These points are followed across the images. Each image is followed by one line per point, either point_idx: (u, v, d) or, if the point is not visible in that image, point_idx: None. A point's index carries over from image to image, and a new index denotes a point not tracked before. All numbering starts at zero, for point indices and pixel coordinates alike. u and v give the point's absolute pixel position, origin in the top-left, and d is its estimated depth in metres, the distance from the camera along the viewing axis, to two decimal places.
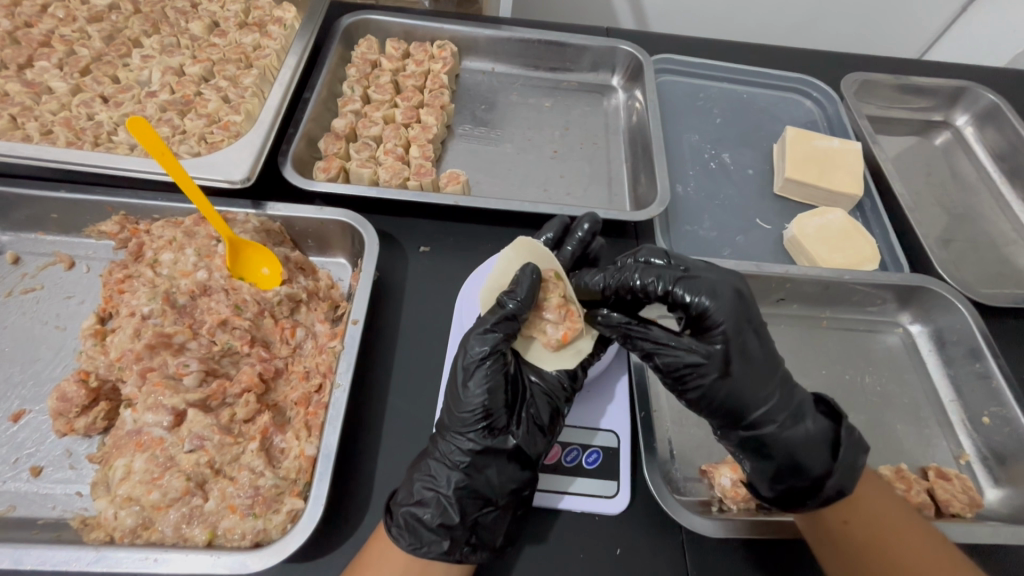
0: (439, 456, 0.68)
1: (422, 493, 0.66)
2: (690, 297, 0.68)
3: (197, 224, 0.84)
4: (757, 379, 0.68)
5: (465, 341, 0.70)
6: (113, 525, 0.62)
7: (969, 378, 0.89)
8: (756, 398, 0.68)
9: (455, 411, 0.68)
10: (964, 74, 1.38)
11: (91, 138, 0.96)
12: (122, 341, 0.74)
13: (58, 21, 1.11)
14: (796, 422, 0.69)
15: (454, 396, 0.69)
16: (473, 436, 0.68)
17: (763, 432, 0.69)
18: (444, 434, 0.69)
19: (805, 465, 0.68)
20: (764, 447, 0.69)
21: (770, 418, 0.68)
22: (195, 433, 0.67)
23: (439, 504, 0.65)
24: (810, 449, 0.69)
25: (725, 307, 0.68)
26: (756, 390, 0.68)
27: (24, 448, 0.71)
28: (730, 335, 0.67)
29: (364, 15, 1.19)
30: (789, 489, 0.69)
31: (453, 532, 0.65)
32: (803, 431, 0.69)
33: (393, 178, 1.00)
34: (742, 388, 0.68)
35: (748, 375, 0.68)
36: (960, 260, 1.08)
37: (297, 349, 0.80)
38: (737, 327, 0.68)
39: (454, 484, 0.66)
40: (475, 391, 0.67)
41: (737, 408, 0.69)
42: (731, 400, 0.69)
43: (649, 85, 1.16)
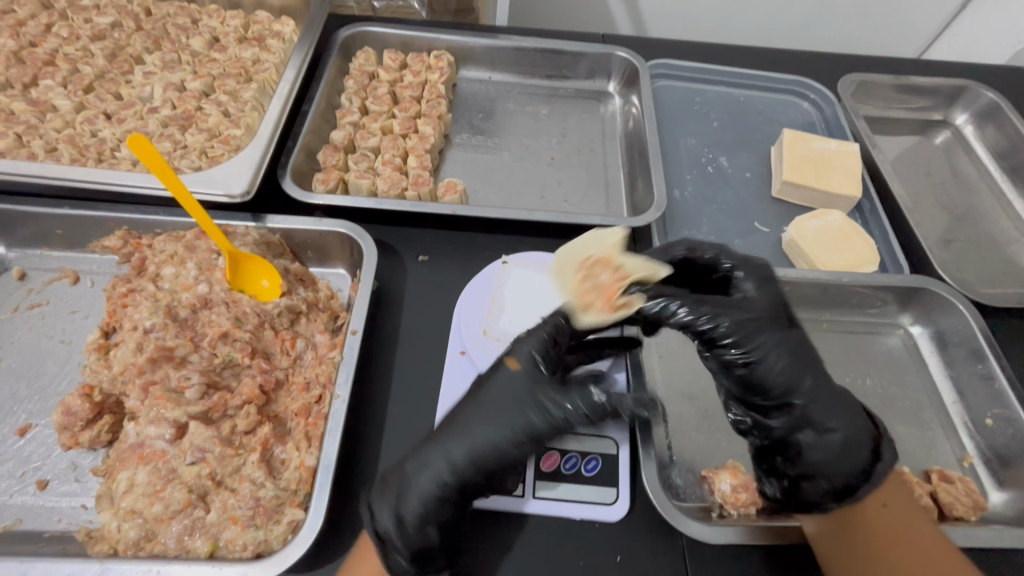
0: (437, 475, 0.65)
1: (411, 504, 0.64)
2: (738, 273, 0.75)
3: (198, 237, 0.85)
4: (806, 347, 0.71)
5: (503, 390, 0.68)
6: (117, 537, 0.63)
7: (972, 380, 0.89)
8: (812, 378, 0.69)
9: (473, 452, 0.65)
10: (962, 73, 1.37)
11: (95, 155, 0.97)
12: (125, 355, 0.75)
13: (62, 41, 1.14)
14: (844, 408, 0.69)
15: (475, 439, 0.66)
16: (476, 483, 0.66)
17: (817, 410, 0.68)
18: (451, 445, 0.66)
19: (860, 444, 0.68)
20: (812, 427, 0.68)
21: (822, 399, 0.68)
22: (197, 446, 0.68)
23: (433, 522, 0.64)
24: (860, 439, 0.68)
25: (773, 288, 0.74)
26: (810, 373, 0.69)
27: (31, 461, 0.72)
28: (776, 307, 0.72)
29: (362, 27, 1.20)
30: (839, 472, 0.67)
31: (431, 549, 0.64)
32: (854, 420, 0.69)
33: (391, 188, 1.00)
34: (799, 365, 0.69)
35: (799, 347, 0.70)
36: (961, 260, 1.08)
37: (298, 360, 0.81)
38: (784, 305, 0.73)
39: (449, 510, 0.65)
40: (500, 443, 0.65)
41: (795, 374, 0.68)
42: (788, 361, 0.68)
43: (645, 90, 1.16)
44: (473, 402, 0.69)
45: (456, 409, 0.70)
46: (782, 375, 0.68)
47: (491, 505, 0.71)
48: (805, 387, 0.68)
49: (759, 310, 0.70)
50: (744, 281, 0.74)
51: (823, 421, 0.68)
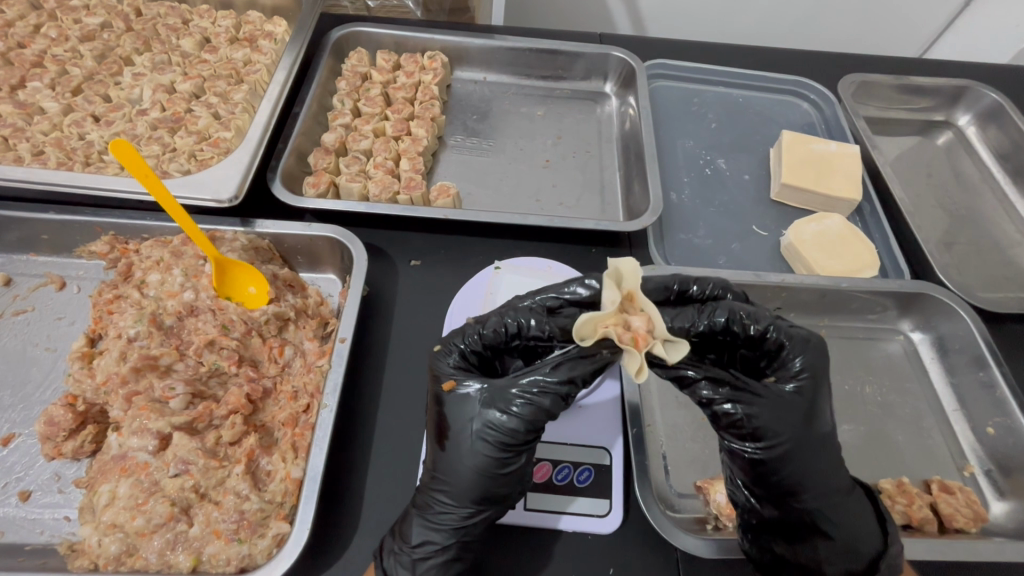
0: (429, 516, 0.65)
1: (407, 537, 0.65)
2: (786, 356, 0.67)
3: (184, 243, 0.84)
4: (823, 443, 0.65)
5: (459, 409, 0.66)
6: (98, 552, 0.62)
7: (973, 387, 0.87)
8: (828, 473, 0.65)
9: (453, 478, 0.65)
10: (965, 72, 1.35)
11: (81, 158, 0.96)
12: (109, 364, 0.74)
13: (50, 42, 1.12)
14: (854, 504, 0.66)
15: (452, 464, 0.65)
16: (463, 504, 0.64)
17: (825, 507, 0.64)
18: (439, 486, 0.65)
19: (862, 545, 0.65)
20: (814, 520, 0.65)
21: (833, 496, 0.65)
22: (180, 457, 0.67)
23: (429, 562, 0.64)
24: (865, 534, 0.65)
25: (819, 376, 0.66)
26: (827, 472, 0.65)
27: (13, 472, 0.71)
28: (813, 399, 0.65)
29: (355, 28, 1.19)
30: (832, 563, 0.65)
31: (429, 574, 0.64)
32: (859, 516, 0.66)
33: (382, 192, 0.99)
34: (817, 459, 0.64)
35: (816, 443, 0.64)
36: (962, 263, 1.06)
37: (286, 368, 0.79)
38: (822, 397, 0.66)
39: (445, 541, 0.65)
40: (474, 457, 0.64)
41: (803, 470, 0.64)
42: (799, 457, 0.64)
43: (642, 91, 1.15)
44: (447, 442, 0.66)
45: (431, 455, 0.68)
46: (797, 472, 0.64)
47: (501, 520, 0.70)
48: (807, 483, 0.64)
49: (794, 402, 0.64)
50: (789, 367, 0.66)
51: (824, 516, 0.65)
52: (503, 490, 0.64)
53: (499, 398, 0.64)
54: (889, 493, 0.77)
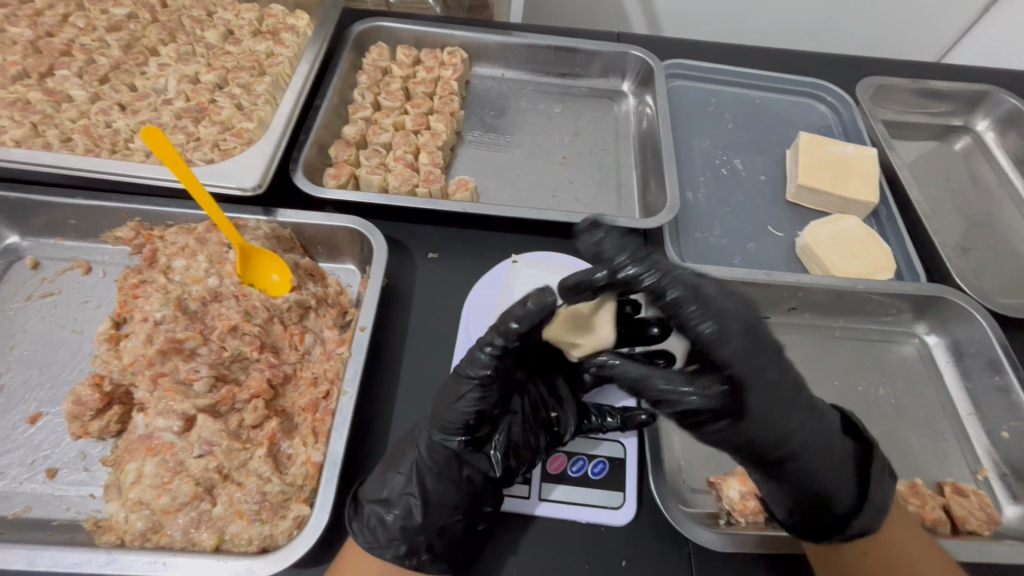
0: (430, 466, 0.68)
1: (390, 492, 0.67)
2: (682, 302, 0.57)
3: (209, 230, 0.86)
4: (784, 409, 0.62)
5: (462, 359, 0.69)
6: (124, 528, 0.64)
7: (988, 392, 0.87)
8: (788, 422, 0.63)
9: (450, 425, 0.67)
10: (984, 78, 1.35)
11: (109, 145, 0.97)
12: (135, 346, 0.76)
13: (78, 31, 1.14)
14: (827, 446, 0.66)
15: (450, 412, 0.67)
16: (460, 448, 0.69)
17: (788, 470, 0.65)
18: (431, 431, 0.69)
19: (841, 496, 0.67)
20: (788, 473, 0.66)
21: (802, 446, 0.64)
22: (204, 439, 0.68)
23: (400, 525, 0.65)
24: (839, 478, 0.66)
25: (728, 314, 0.58)
26: (791, 432, 0.63)
27: (41, 449, 0.73)
28: (743, 342, 0.58)
29: (376, 22, 1.20)
30: (807, 523, 0.67)
31: (414, 537, 0.66)
32: (833, 461, 0.66)
33: (402, 185, 1.00)
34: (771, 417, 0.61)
35: (777, 416, 0.62)
36: (978, 269, 1.06)
37: (306, 355, 0.81)
38: (758, 362, 0.59)
39: (453, 494, 0.67)
40: (478, 404, 0.67)
41: (771, 445, 0.63)
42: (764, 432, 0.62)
43: (660, 90, 1.15)
44: (443, 396, 0.68)
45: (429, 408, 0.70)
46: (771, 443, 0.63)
47: (506, 508, 0.71)
48: (784, 451, 0.64)
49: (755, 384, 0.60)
50: (702, 314, 0.57)
51: (799, 470, 0.65)
52: (501, 440, 0.70)
53: (482, 338, 0.66)
54: (902, 494, 0.77)
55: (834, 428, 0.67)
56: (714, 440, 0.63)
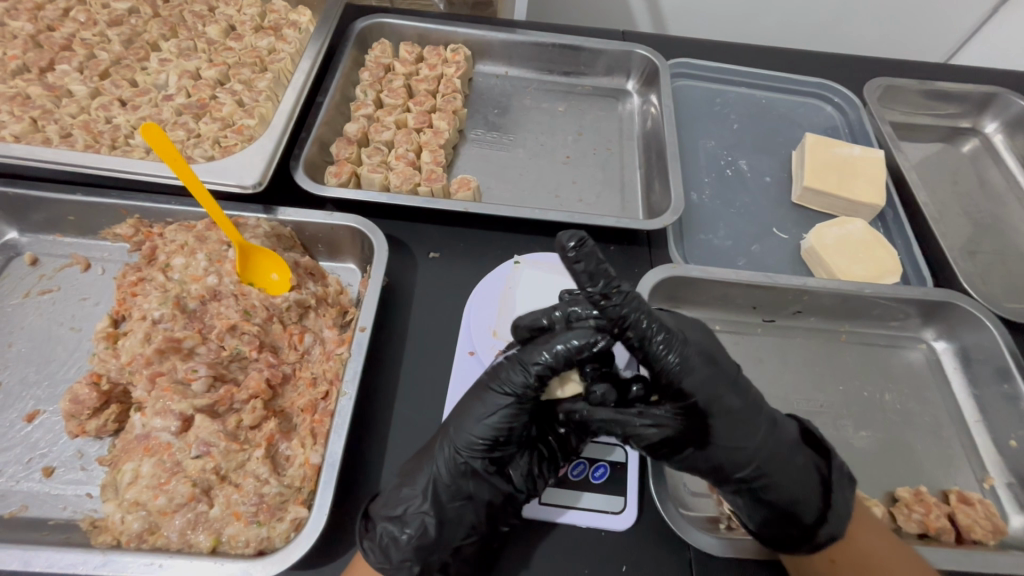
0: (449, 483, 0.66)
1: (404, 510, 0.65)
2: (652, 331, 0.62)
3: (209, 228, 0.85)
4: (741, 428, 0.65)
5: (494, 373, 0.68)
6: (121, 528, 0.63)
7: (998, 401, 0.86)
8: (747, 443, 0.65)
9: (477, 445, 0.66)
10: (993, 79, 1.33)
11: (109, 141, 0.97)
12: (133, 345, 0.75)
13: (79, 25, 1.13)
14: (795, 461, 0.67)
15: (478, 430, 0.66)
16: (482, 468, 0.67)
17: (751, 486, 0.66)
18: (454, 452, 0.66)
19: (807, 510, 0.66)
20: (759, 490, 0.66)
21: (769, 462, 0.66)
22: (202, 439, 0.67)
23: (414, 548, 0.63)
24: (806, 489, 0.67)
25: (689, 348, 0.64)
26: (747, 447, 0.65)
27: (38, 447, 0.72)
28: (704, 371, 0.64)
29: (379, 18, 1.19)
30: (776, 535, 0.67)
31: (427, 557, 0.64)
32: (801, 474, 0.67)
33: (403, 183, 0.99)
34: (734, 435, 0.65)
35: (731, 434, 0.65)
36: (985, 272, 1.04)
37: (305, 354, 0.80)
38: (707, 388, 0.64)
39: (472, 515, 0.66)
40: (507, 423, 0.66)
41: (725, 466, 0.66)
42: (724, 454, 0.65)
43: (665, 89, 1.14)
44: (466, 413, 0.67)
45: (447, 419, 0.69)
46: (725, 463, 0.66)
47: (525, 514, 0.70)
48: (745, 468, 0.66)
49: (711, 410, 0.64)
50: (669, 349, 0.62)
51: (771, 487, 0.66)
52: (523, 461, 0.68)
53: (516, 358, 0.66)
54: (906, 501, 0.76)
55: (796, 442, 0.69)
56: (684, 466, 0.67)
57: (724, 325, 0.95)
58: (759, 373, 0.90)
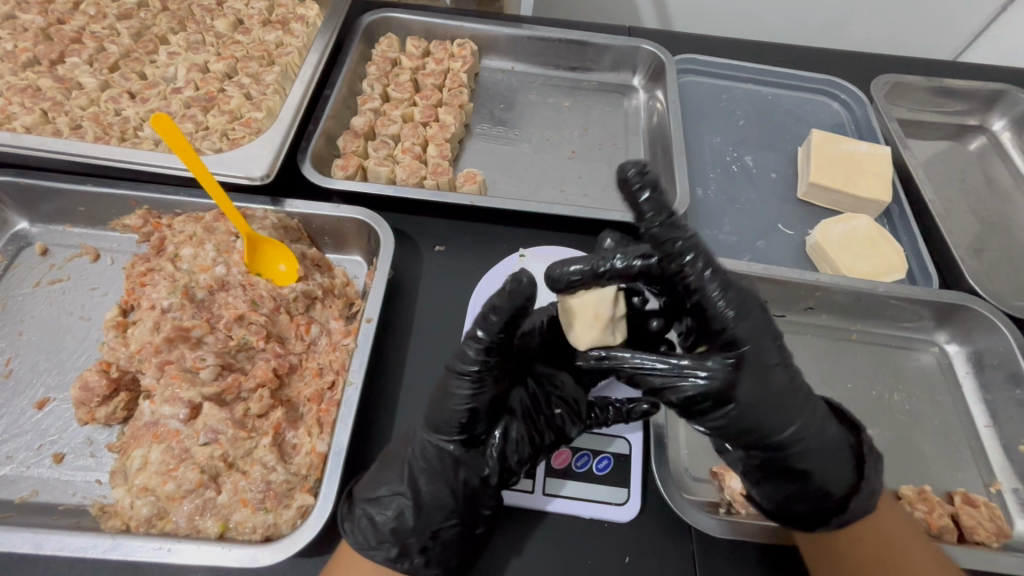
0: (424, 466, 0.66)
1: (383, 493, 0.66)
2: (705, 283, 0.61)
3: (217, 219, 0.86)
4: (787, 394, 0.62)
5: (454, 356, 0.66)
6: (130, 513, 0.64)
7: (1009, 406, 0.86)
8: (792, 409, 0.63)
9: (446, 427, 0.66)
10: (1002, 77, 1.32)
11: (118, 133, 0.98)
12: (142, 334, 0.76)
13: (89, 19, 1.14)
14: (829, 435, 0.65)
15: (447, 410, 0.65)
16: (458, 453, 0.67)
17: (790, 458, 0.64)
18: (429, 437, 0.67)
19: (832, 486, 0.66)
20: (788, 460, 0.64)
21: (809, 431, 0.64)
22: (210, 426, 0.68)
23: (388, 530, 0.63)
24: (837, 469, 0.66)
25: (744, 295, 0.62)
26: (792, 411, 0.63)
27: (48, 434, 0.73)
28: (760, 324, 0.62)
29: (385, 13, 1.20)
30: (801, 514, 0.66)
31: (405, 540, 0.64)
32: (834, 451, 0.66)
33: (410, 177, 1.00)
34: (784, 398, 0.62)
35: (777, 401, 0.62)
36: (993, 272, 1.04)
37: (312, 345, 0.80)
38: (766, 343, 0.61)
39: (449, 499, 0.66)
40: (471, 403, 0.65)
41: (766, 430, 0.63)
42: (765, 421, 0.62)
43: (671, 85, 1.14)
44: (432, 404, 0.67)
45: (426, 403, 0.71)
46: (765, 425, 0.62)
47: (513, 503, 0.71)
48: (786, 437, 0.63)
49: (766, 368, 0.61)
50: (724, 292, 0.61)
51: (801, 457, 0.64)
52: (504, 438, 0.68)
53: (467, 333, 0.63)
54: (909, 499, 0.76)
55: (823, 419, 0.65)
56: (716, 428, 0.63)
57: None
58: None
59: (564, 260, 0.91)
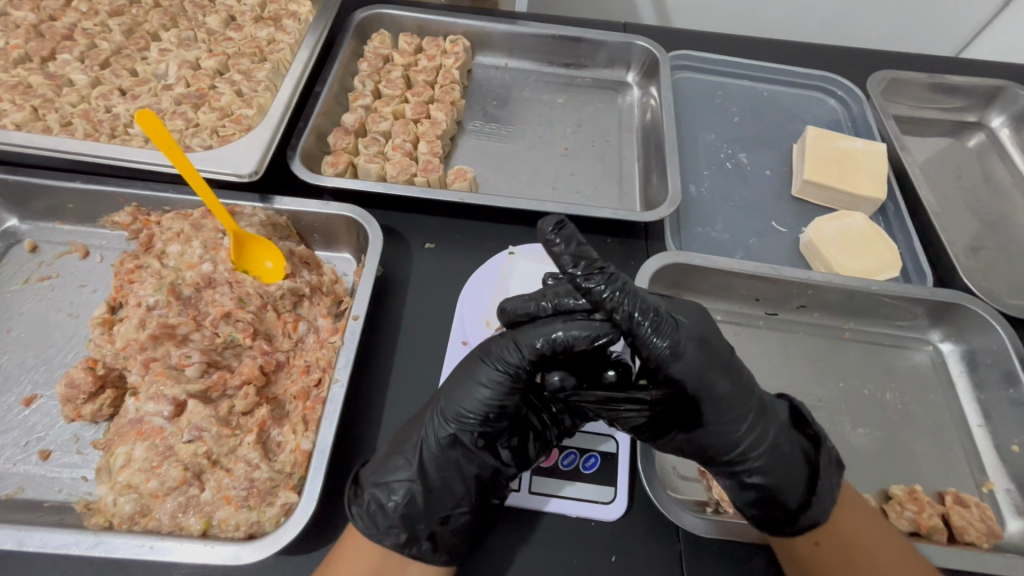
0: (434, 453, 0.66)
1: (392, 477, 0.65)
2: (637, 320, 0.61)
3: (204, 217, 0.86)
4: (731, 414, 0.65)
5: (491, 349, 0.67)
6: (112, 511, 0.64)
7: (1002, 405, 0.85)
8: (736, 428, 0.65)
9: (468, 418, 0.66)
10: (1001, 73, 1.31)
11: (108, 130, 0.97)
12: (128, 331, 0.76)
13: (81, 15, 1.14)
14: (781, 446, 0.67)
15: (469, 405, 0.65)
16: (471, 443, 0.66)
17: (742, 470, 0.67)
18: (441, 424, 0.66)
19: (789, 497, 0.66)
20: (742, 471, 0.67)
21: (756, 445, 0.66)
22: (194, 424, 0.68)
23: (399, 517, 0.63)
24: (792, 478, 0.67)
25: (678, 330, 0.64)
26: (735, 429, 0.65)
27: (35, 431, 0.73)
28: (696, 356, 0.64)
29: (378, 9, 1.19)
30: (764, 519, 0.66)
31: (415, 525, 0.63)
32: (788, 459, 0.67)
33: (400, 173, 0.98)
34: (725, 420, 0.65)
35: (720, 421, 0.65)
36: (989, 270, 1.03)
37: (299, 343, 0.80)
38: (710, 372, 0.64)
39: (461, 486, 0.66)
40: (497, 402, 0.65)
41: (712, 447, 0.66)
42: (711, 438, 0.66)
43: (664, 82, 1.13)
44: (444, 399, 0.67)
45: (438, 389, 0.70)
46: (712, 443, 0.66)
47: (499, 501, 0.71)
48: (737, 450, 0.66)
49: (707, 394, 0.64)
50: (657, 332, 0.62)
51: (753, 469, 0.66)
52: (513, 439, 0.69)
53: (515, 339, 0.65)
54: (899, 499, 0.76)
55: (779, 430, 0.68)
56: (666, 443, 0.68)
57: (728, 315, 0.95)
58: (756, 367, 0.89)
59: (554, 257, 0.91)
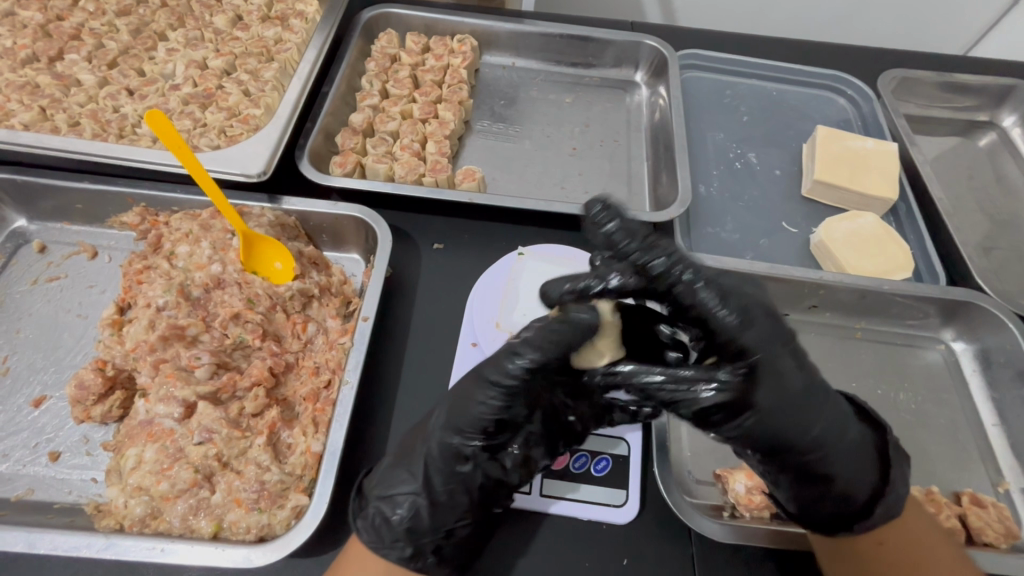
0: (443, 467, 0.63)
1: (395, 491, 0.64)
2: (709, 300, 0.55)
3: (213, 217, 0.85)
4: (803, 402, 0.58)
5: (489, 360, 0.62)
6: (123, 513, 0.64)
7: (1017, 405, 0.84)
8: (810, 417, 0.59)
9: (467, 430, 0.62)
10: (1013, 72, 1.30)
11: (116, 130, 0.97)
12: (137, 332, 0.76)
13: (88, 15, 1.14)
14: (849, 435, 0.63)
15: (470, 418, 0.62)
16: (478, 455, 0.64)
17: (817, 467, 0.61)
18: (444, 437, 0.63)
19: (856, 492, 0.64)
20: (814, 464, 0.62)
21: (829, 437, 0.61)
22: (204, 426, 0.68)
23: (404, 531, 0.62)
24: (861, 471, 0.64)
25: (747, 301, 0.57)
26: (807, 417, 0.59)
27: (45, 432, 0.73)
28: (768, 328, 0.56)
29: (385, 8, 1.19)
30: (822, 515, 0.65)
31: (418, 540, 0.63)
32: (856, 450, 0.63)
33: (408, 174, 0.98)
34: (795, 410, 0.58)
35: (793, 411, 0.58)
36: (1001, 270, 1.02)
37: (308, 344, 0.80)
38: (779, 352, 0.57)
39: (464, 499, 0.64)
40: (499, 412, 0.61)
41: (784, 440, 0.59)
42: (783, 430, 0.59)
43: (674, 81, 1.13)
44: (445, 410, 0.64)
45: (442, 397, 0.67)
46: (783, 436, 0.59)
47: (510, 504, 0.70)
48: (807, 443, 0.60)
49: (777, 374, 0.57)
50: (723, 303, 0.55)
51: (823, 462, 0.61)
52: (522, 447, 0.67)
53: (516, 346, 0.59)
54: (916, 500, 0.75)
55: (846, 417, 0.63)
56: (729, 435, 0.59)
57: None
58: None
59: (563, 258, 0.90)
